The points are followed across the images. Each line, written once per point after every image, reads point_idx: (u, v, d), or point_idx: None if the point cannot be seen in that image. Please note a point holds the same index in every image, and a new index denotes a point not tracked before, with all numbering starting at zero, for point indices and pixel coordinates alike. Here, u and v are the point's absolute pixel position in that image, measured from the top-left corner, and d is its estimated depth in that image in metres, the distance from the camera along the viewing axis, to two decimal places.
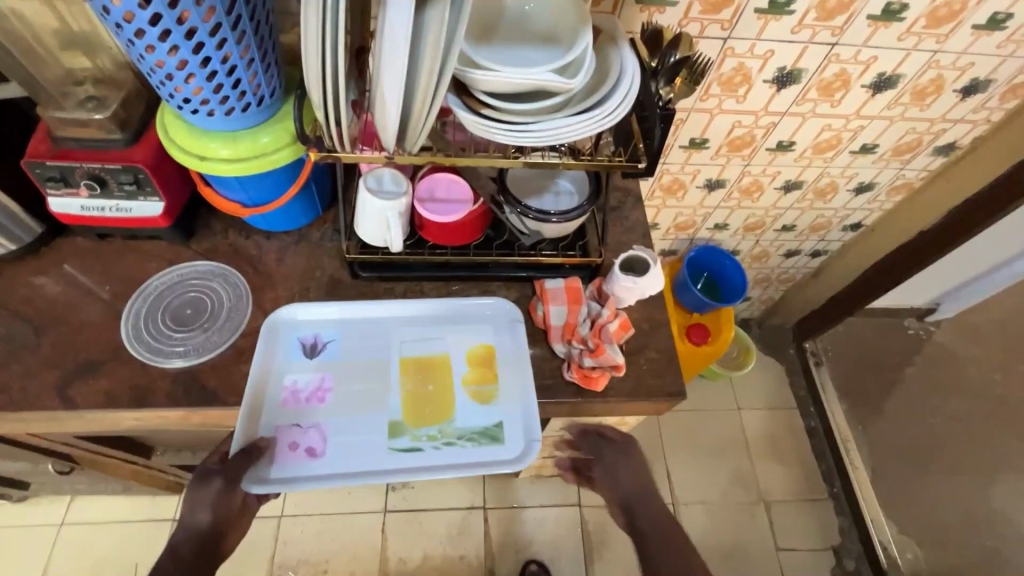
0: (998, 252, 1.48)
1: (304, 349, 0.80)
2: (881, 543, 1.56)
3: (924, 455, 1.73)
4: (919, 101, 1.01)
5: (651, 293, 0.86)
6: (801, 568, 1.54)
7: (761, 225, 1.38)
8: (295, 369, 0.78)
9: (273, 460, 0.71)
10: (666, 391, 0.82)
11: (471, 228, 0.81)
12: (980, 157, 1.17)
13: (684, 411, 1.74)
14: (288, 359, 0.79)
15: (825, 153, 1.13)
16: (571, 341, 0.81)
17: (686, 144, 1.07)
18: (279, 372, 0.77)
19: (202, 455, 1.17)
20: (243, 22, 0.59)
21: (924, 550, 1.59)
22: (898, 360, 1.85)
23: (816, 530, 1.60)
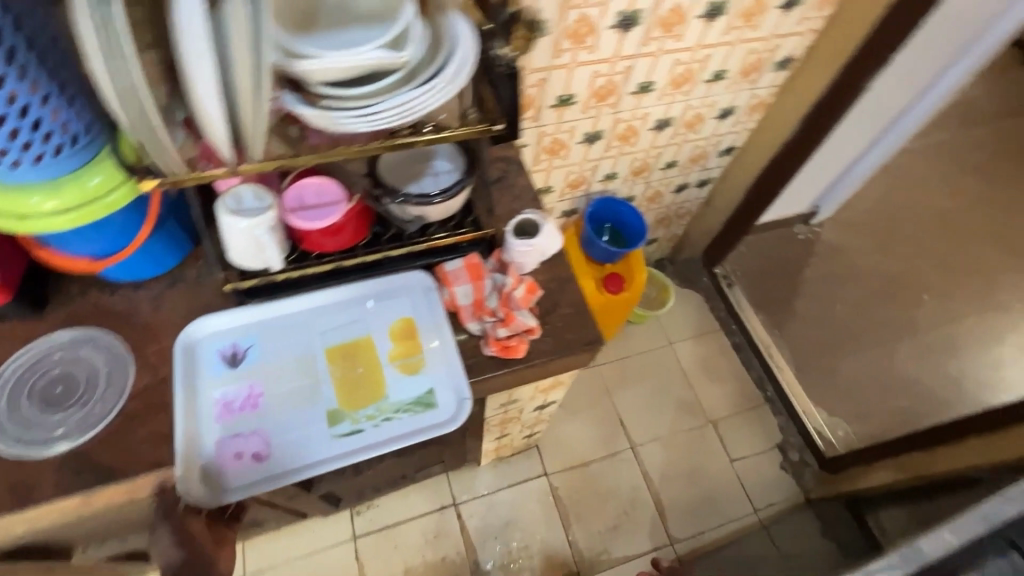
0: (850, 147, 1.64)
1: (225, 361, 0.77)
2: (815, 430, 1.71)
3: (836, 342, 1.89)
4: (750, 22, 1.09)
5: (550, 252, 0.87)
6: (755, 472, 1.67)
7: (647, 167, 1.44)
8: (219, 382, 0.75)
9: (218, 472, 0.70)
10: (584, 342, 0.84)
11: (353, 228, 0.78)
12: (815, 65, 1.28)
13: (623, 359, 1.81)
14: (211, 374, 0.75)
15: (683, 87, 1.20)
16: (482, 317, 0.81)
17: (555, 103, 1.09)
18: (204, 388, 0.75)
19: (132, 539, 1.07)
20: (20, 54, 0.52)
21: (854, 426, 1.73)
22: (797, 264, 2.02)
23: (760, 434, 1.73)
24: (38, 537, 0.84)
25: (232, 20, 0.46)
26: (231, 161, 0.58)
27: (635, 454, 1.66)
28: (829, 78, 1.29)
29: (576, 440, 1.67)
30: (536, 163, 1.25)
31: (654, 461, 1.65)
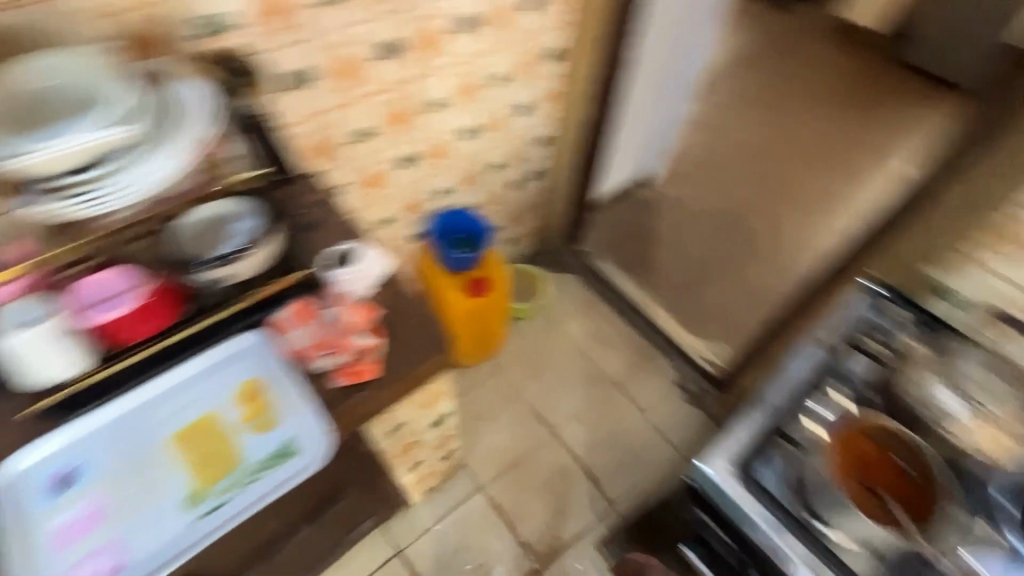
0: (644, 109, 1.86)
1: (54, 488, 0.71)
2: (703, 359, 1.89)
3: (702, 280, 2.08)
4: (507, 26, 1.22)
5: (379, 273, 0.89)
6: (664, 414, 1.80)
7: (476, 174, 1.53)
8: (52, 512, 0.70)
9: None
10: (435, 344, 0.85)
11: (160, 307, 0.78)
12: (583, 50, 1.45)
13: (520, 354, 1.89)
14: (41, 507, 0.70)
15: (474, 95, 1.30)
16: (323, 352, 0.81)
17: (353, 138, 1.14)
18: (36, 525, 0.69)
19: None
20: None
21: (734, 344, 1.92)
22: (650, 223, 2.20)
23: (658, 379, 1.87)
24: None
25: None
26: None
27: (558, 438, 1.73)
28: (597, 55, 1.47)
29: (500, 445, 1.71)
30: (364, 197, 1.30)
31: (577, 439, 1.73)
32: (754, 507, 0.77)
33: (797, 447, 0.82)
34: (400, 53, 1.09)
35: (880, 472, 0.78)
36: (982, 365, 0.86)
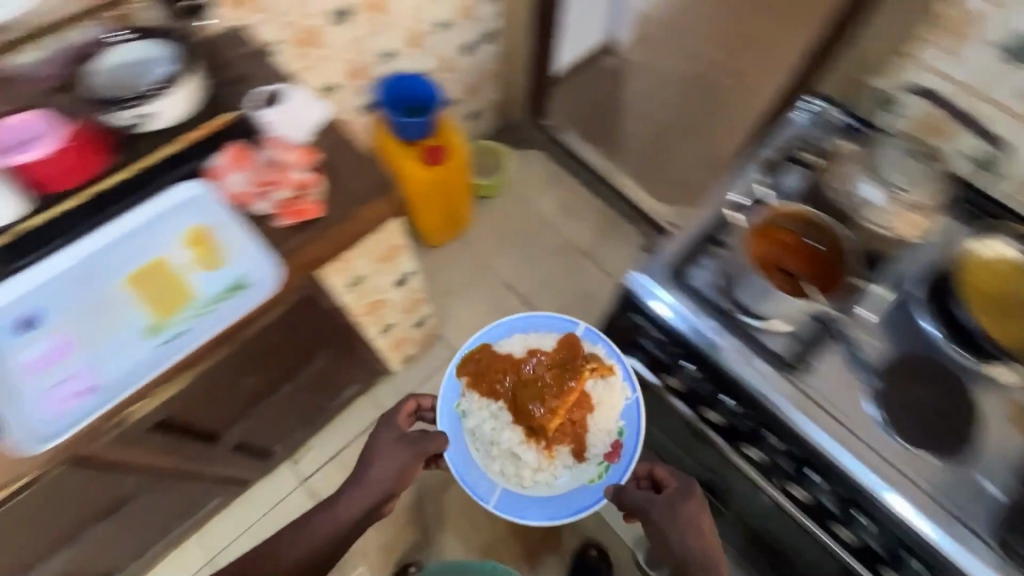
0: None
1: (19, 328, 0.75)
2: (637, 200, 1.96)
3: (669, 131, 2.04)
4: None
5: (316, 118, 0.89)
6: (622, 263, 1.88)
7: (419, 35, 1.43)
8: (21, 347, 0.74)
9: (42, 415, 0.71)
10: (372, 186, 0.87)
11: (85, 158, 0.78)
12: None
13: (493, 226, 1.91)
14: (9, 345, 0.74)
15: None
16: (263, 194, 0.82)
17: (333, 19, 1.21)
18: (10, 358, 0.73)
19: (70, 546, 1.05)
20: None
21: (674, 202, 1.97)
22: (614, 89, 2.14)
23: (612, 236, 1.93)
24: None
25: None
26: None
27: (527, 301, 1.82)
28: None
29: (477, 313, 1.78)
30: (302, 59, 1.21)
31: (546, 305, 1.81)
32: (677, 300, 0.82)
33: (719, 246, 0.85)
34: None
35: (818, 268, 0.81)
36: (909, 152, 0.83)
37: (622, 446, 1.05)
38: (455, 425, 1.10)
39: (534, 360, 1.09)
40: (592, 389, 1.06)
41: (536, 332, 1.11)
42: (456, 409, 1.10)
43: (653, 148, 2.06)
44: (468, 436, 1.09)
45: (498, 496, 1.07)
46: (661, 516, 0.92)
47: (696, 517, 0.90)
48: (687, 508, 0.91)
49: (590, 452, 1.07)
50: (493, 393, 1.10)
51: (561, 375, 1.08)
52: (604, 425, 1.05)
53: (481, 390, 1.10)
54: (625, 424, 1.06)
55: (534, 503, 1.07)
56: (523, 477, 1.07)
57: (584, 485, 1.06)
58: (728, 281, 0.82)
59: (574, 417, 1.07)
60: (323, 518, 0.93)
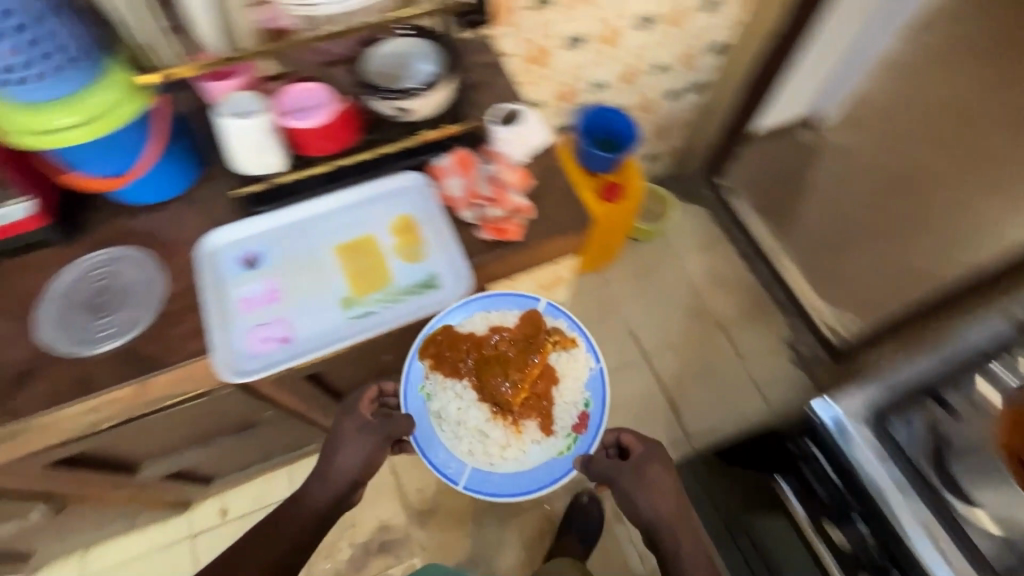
0: (826, 60, 1.64)
1: (242, 264, 0.83)
2: (796, 290, 1.81)
3: (853, 228, 1.86)
4: None
5: (535, 141, 0.90)
6: (761, 351, 1.74)
7: (635, 72, 1.41)
8: (240, 283, 0.82)
9: (246, 352, 0.79)
10: (574, 223, 0.87)
11: (341, 131, 0.82)
12: None
13: (635, 271, 1.85)
14: (231, 277, 0.82)
15: (652, 8, 1.24)
16: (475, 204, 0.85)
17: (566, 44, 1.22)
18: (230, 290, 0.82)
19: (191, 450, 1.14)
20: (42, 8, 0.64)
21: (837, 305, 1.79)
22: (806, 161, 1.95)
23: (757, 319, 1.79)
24: (69, 454, 0.91)
25: None
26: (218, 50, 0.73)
27: (647, 358, 1.73)
28: None
29: None
30: (523, 72, 1.24)
31: (666, 367, 1.71)
32: (876, 450, 0.82)
33: (947, 414, 0.83)
34: None
35: None
36: None
37: (589, 418, 0.88)
38: (411, 397, 0.87)
39: (498, 336, 0.89)
40: (555, 362, 0.90)
41: (500, 302, 0.89)
42: (422, 386, 0.88)
43: (837, 242, 1.86)
44: (428, 422, 0.87)
45: (469, 477, 0.86)
46: (631, 483, 0.83)
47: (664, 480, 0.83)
48: (655, 471, 0.83)
49: (562, 430, 0.88)
50: (454, 369, 0.89)
51: (525, 350, 0.89)
52: (573, 397, 0.89)
53: (440, 363, 0.88)
54: (591, 396, 0.89)
55: (507, 482, 0.86)
56: (494, 454, 0.87)
57: (554, 460, 0.87)
58: (941, 443, 0.82)
59: (540, 391, 0.89)
60: (299, 500, 0.84)
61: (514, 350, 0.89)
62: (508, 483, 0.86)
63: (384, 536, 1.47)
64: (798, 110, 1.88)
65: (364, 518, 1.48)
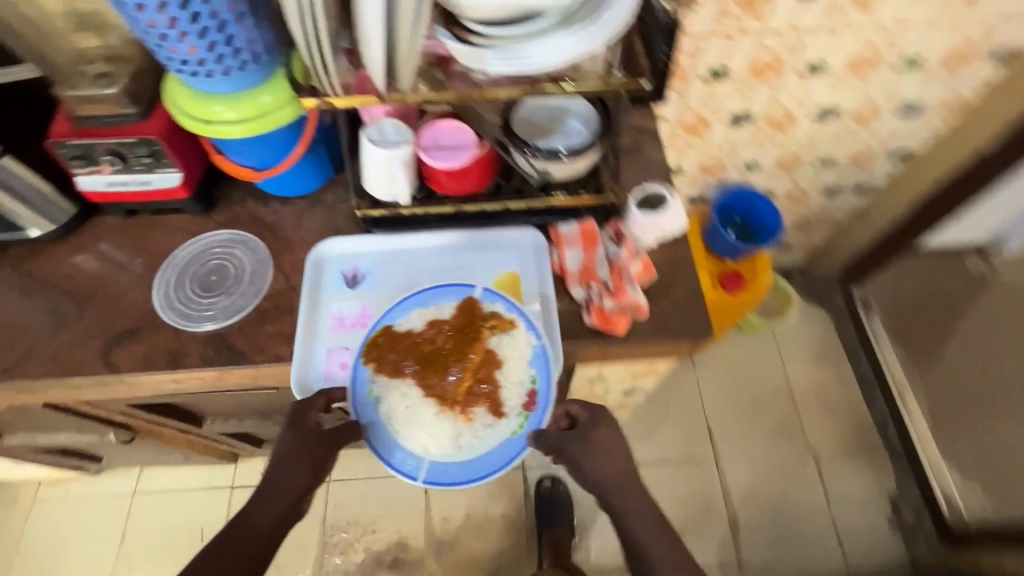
0: None
1: (345, 280, 0.83)
2: (918, 441, 1.55)
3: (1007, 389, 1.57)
4: (907, 81, 1.06)
5: (672, 230, 0.84)
6: (853, 498, 1.51)
7: (796, 160, 1.27)
8: (338, 299, 0.82)
9: (324, 373, 0.77)
10: (690, 330, 0.78)
11: (475, 175, 0.78)
12: None
13: (731, 364, 1.67)
14: (332, 291, 0.83)
15: (839, 101, 1.09)
16: (589, 284, 0.78)
17: (728, 120, 1.12)
18: (327, 303, 0.82)
19: (251, 422, 1.18)
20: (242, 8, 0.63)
21: (962, 472, 1.52)
22: (962, 301, 1.71)
23: (858, 459, 1.56)
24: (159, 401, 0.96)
25: None
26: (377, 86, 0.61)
27: (719, 466, 1.54)
28: None
29: (662, 438, 1.57)
30: (673, 138, 1.15)
31: (738, 480, 1.53)
32: None
33: None
34: (808, 42, 0.95)
35: None
36: None
37: (538, 393, 0.72)
38: (361, 408, 0.71)
39: (430, 330, 0.75)
40: (497, 347, 0.75)
41: (434, 294, 0.77)
42: (369, 392, 0.72)
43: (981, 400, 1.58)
44: (381, 429, 0.71)
45: (429, 471, 0.70)
46: (578, 450, 0.72)
47: (611, 448, 0.74)
48: (602, 435, 0.74)
49: (511, 410, 0.72)
50: (391, 368, 0.73)
51: (463, 341, 0.74)
52: (520, 373, 0.73)
53: (384, 367, 0.73)
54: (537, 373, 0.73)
55: (469, 470, 0.70)
56: (447, 446, 0.70)
57: (508, 443, 0.71)
58: None
59: (483, 375, 0.73)
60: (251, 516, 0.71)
61: (455, 339, 0.75)
62: (465, 472, 0.69)
63: (400, 554, 1.45)
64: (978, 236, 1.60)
65: (385, 528, 1.47)
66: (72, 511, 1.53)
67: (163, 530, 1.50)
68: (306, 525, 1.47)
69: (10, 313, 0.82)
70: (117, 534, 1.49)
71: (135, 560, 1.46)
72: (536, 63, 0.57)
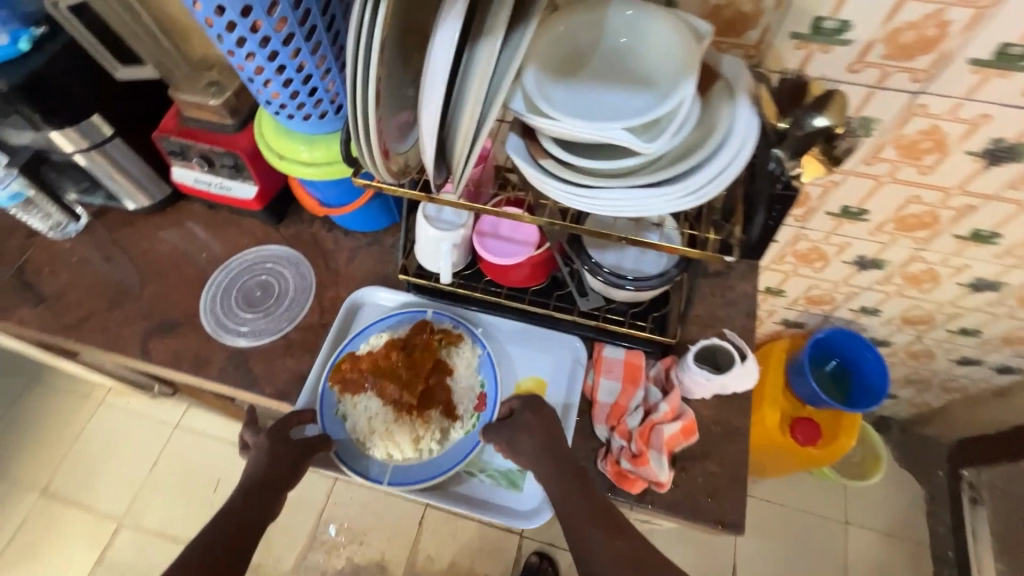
0: None
1: None
2: None
3: None
4: None
5: (732, 389, 0.72)
6: None
7: (928, 320, 1.05)
8: None
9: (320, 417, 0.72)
10: (716, 517, 0.67)
11: (526, 274, 0.72)
12: None
13: (783, 505, 1.47)
14: None
15: (1006, 274, 0.88)
16: (614, 428, 0.69)
17: (851, 260, 0.95)
18: None
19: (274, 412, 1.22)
20: (330, 62, 0.62)
21: None
22: None
23: None
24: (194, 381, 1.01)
25: (471, 91, 0.44)
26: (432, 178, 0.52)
27: None
28: None
29: (677, 560, 1.41)
30: (779, 261, 1.00)
31: None
32: None
33: None
34: (981, 207, 0.76)
35: None
36: None
37: (489, 396, 0.72)
38: (331, 427, 0.70)
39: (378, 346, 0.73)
40: (447, 357, 0.74)
41: (386, 318, 0.76)
42: (337, 409, 0.71)
43: None
44: (348, 445, 0.70)
45: (396, 472, 0.68)
46: (507, 439, 0.67)
47: (542, 432, 0.66)
48: (531, 417, 0.68)
49: (464, 412, 0.71)
50: (349, 383, 0.72)
51: (411, 354, 0.73)
52: (470, 378, 0.73)
53: (347, 386, 0.72)
54: (486, 377, 0.73)
55: (435, 467, 0.68)
56: (407, 453, 0.68)
57: (464, 442, 0.70)
58: None
59: (434, 380, 0.72)
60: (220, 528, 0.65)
61: (405, 350, 0.73)
62: (426, 470, 0.68)
63: None
64: None
65: (372, 544, 1.47)
66: (125, 423, 1.69)
67: (187, 468, 1.61)
68: (304, 513, 1.51)
69: (91, 272, 0.89)
70: (151, 458, 1.63)
71: (159, 487, 1.59)
72: (610, 206, 0.48)
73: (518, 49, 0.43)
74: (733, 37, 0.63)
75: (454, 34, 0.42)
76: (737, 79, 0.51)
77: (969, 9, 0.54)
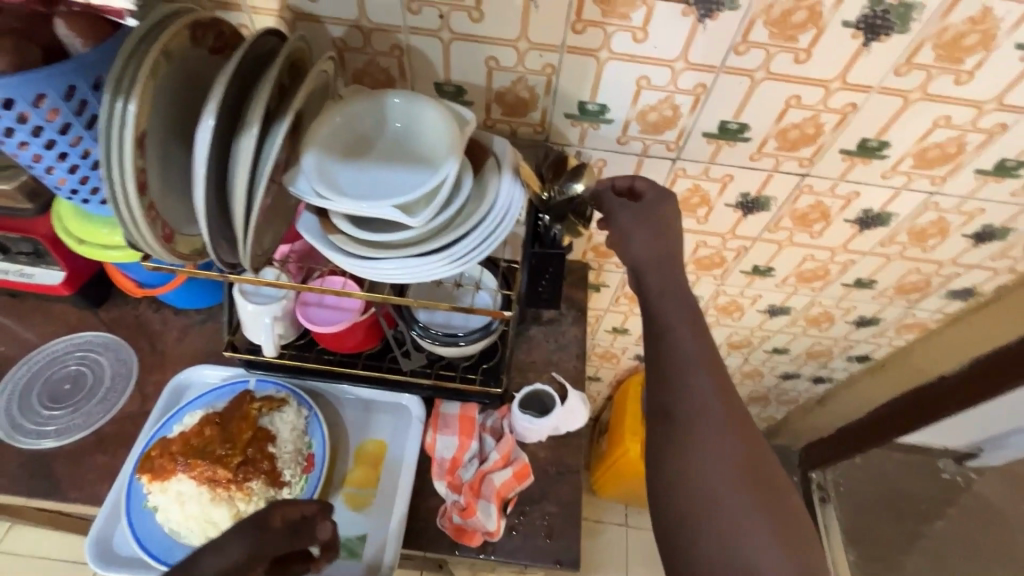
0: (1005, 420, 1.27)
1: None
2: None
3: None
4: (863, 296, 1.00)
5: (562, 430, 0.77)
6: None
7: (748, 344, 1.20)
8: None
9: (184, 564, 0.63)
10: (554, 557, 0.69)
11: (356, 339, 0.73)
12: (995, 316, 1.00)
13: None
14: None
15: (791, 299, 1.03)
16: (450, 483, 0.71)
17: None
18: None
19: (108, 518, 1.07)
20: None
21: None
22: (926, 510, 1.56)
23: None
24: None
25: (238, 174, 0.48)
26: (222, 260, 0.54)
27: None
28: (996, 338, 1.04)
29: None
30: (616, 303, 1.09)
31: None
32: None
33: None
34: (754, 245, 0.91)
35: None
36: None
37: (314, 456, 0.71)
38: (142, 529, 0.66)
39: (191, 425, 0.71)
40: (267, 424, 0.72)
41: (205, 395, 0.74)
42: (146, 501, 0.68)
43: None
44: (160, 536, 0.66)
45: None
46: (641, 210, 0.61)
47: (661, 227, 0.61)
48: (668, 209, 0.61)
49: (287, 476, 0.69)
50: (158, 472, 0.68)
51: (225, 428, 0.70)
52: (292, 441, 0.71)
53: (156, 474, 0.68)
54: (313, 441, 0.72)
55: None
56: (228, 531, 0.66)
57: None
58: None
59: (252, 448, 0.69)
60: None
61: (219, 424, 0.70)
62: None
63: None
64: (951, 444, 1.48)
65: None
66: None
67: None
68: None
69: None
70: None
71: None
72: (398, 274, 0.53)
73: (278, 140, 0.49)
74: (519, 117, 0.72)
75: (211, 124, 0.46)
76: (504, 154, 0.59)
77: (689, 95, 0.67)
